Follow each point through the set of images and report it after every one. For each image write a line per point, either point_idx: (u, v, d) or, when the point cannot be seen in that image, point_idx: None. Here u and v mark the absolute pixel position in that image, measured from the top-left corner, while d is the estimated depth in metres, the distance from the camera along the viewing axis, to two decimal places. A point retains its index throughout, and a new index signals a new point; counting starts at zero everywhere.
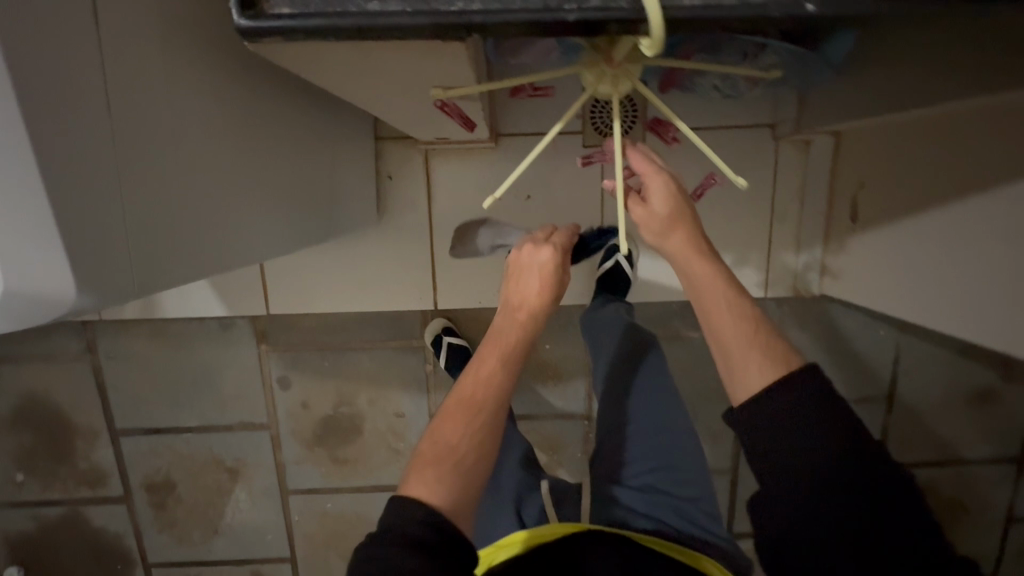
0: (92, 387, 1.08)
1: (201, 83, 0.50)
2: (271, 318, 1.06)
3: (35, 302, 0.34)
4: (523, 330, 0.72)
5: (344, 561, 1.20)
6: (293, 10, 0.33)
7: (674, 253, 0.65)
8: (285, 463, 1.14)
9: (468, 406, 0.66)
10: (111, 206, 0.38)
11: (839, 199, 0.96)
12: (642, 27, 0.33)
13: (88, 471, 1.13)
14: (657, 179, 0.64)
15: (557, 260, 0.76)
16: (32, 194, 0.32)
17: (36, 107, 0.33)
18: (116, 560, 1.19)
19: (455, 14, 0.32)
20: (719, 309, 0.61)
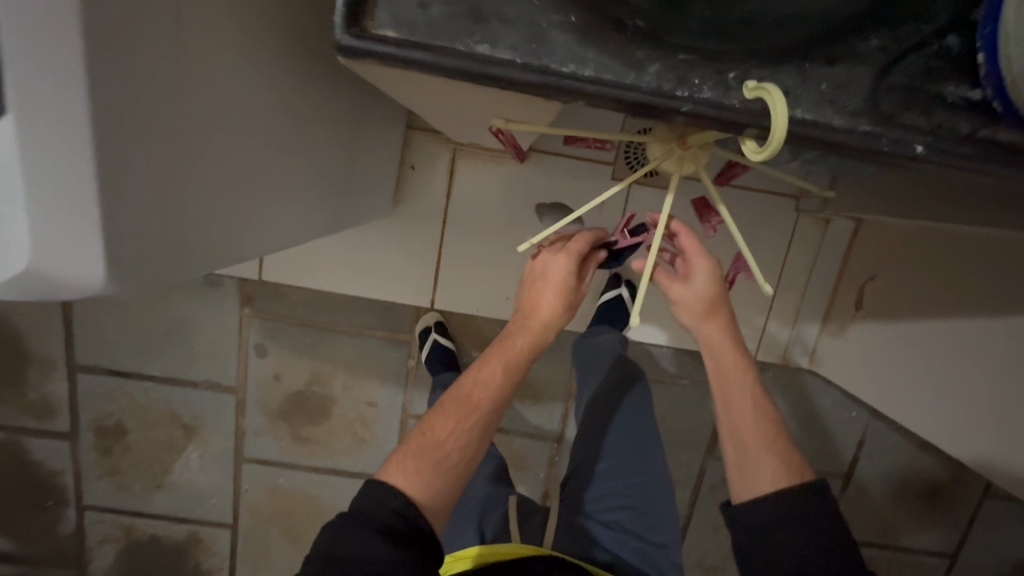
0: (58, 317, 1.03)
1: (257, 59, 0.47)
2: (262, 285, 1.03)
3: (60, 283, 0.32)
4: (531, 337, 0.73)
5: (285, 537, 1.18)
6: (398, 36, 0.32)
7: (706, 337, 0.69)
8: (245, 431, 1.11)
9: (461, 403, 0.68)
10: (151, 184, 0.37)
11: (847, 284, 0.98)
12: (751, 130, 0.34)
13: (37, 401, 1.08)
14: (702, 261, 0.66)
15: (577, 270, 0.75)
16: (80, 170, 0.31)
17: (109, 74, 0.31)
18: (48, 497, 1.14)
19: (567, 77, 0.32)
20: (745, 406, 0.66)
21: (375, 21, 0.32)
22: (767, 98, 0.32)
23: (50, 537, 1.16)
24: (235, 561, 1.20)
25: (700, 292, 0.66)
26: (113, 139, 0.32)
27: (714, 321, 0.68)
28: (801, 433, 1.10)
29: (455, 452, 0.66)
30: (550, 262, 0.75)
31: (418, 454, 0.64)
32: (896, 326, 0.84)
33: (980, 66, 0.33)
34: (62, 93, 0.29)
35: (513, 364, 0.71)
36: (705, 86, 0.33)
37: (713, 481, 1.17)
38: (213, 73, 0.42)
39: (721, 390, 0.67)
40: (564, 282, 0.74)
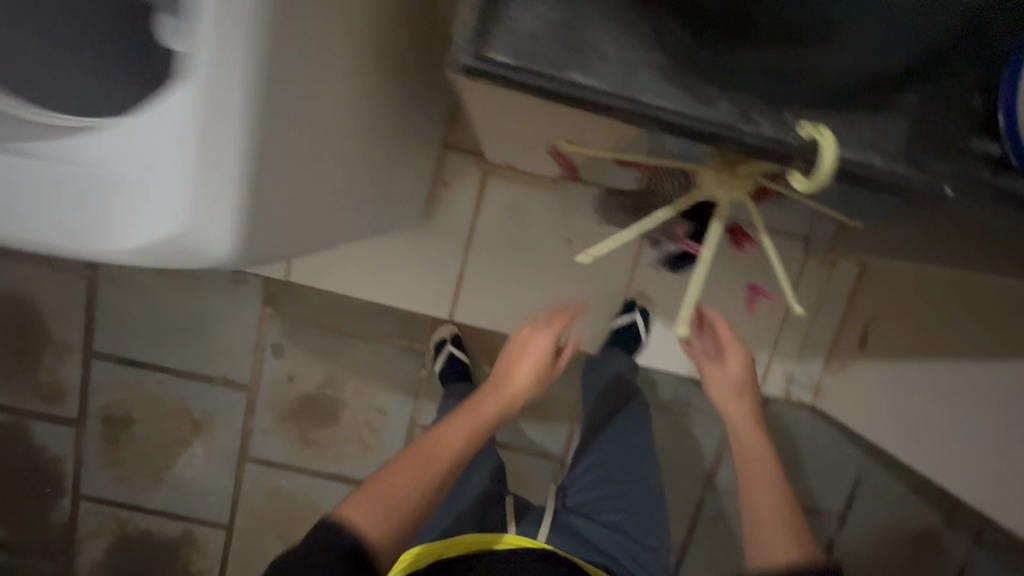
0: (82, 303, 1.05)
1: (346, 71, 0.53)
2: (286, 285, 1.05)
3: (188, 249, 0.41)
4: (503, 403, 0.84)
5: (280, 541, 1.17)
6: (512, 62, 0.35)
7: (732, 415, 0.90)
8: (252, 430, 1.12)
9: (432, 450, 0.77)
10: (274, 176, 0.45)
11: (850, 325, 1.02)
12: (799, 163, 0.38)
13: (48, 385, 1.09)
14: (738, 353, 0.89)
15: (552, 351, 0.88)
16: (230, 164, 0.40)
17: (266, 90, 0.40)
18: (46, 483, 1.14)
19: (649, 107, 0.36)
20: (762, 481, 0.84)
21: (492, 46, 0.35)
22: (820, 140, 0.37)
23: (41, 525, 1.15)
24: (226, 564, 1.18)
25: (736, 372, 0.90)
26: (258, 141, 0.41)
27: (741, 403, 0.90)
28: (799, 469, 1.12)
29: (417, 493, 0.73)
30: (531, 340, 0.89)
31: (387, 485, 0.72)
32: (895, 367, 0.88)
33: (1000, 124, 0.38)
34: (228, 104, 0.38)
35: (478, 427, 0.81)
36: (766, 122, 0.38)
37: (710, 513, 1.18)
38: (320, 86, 0.49)
39: (746, 464, 0.86)
40: (539, 359, 0.87)
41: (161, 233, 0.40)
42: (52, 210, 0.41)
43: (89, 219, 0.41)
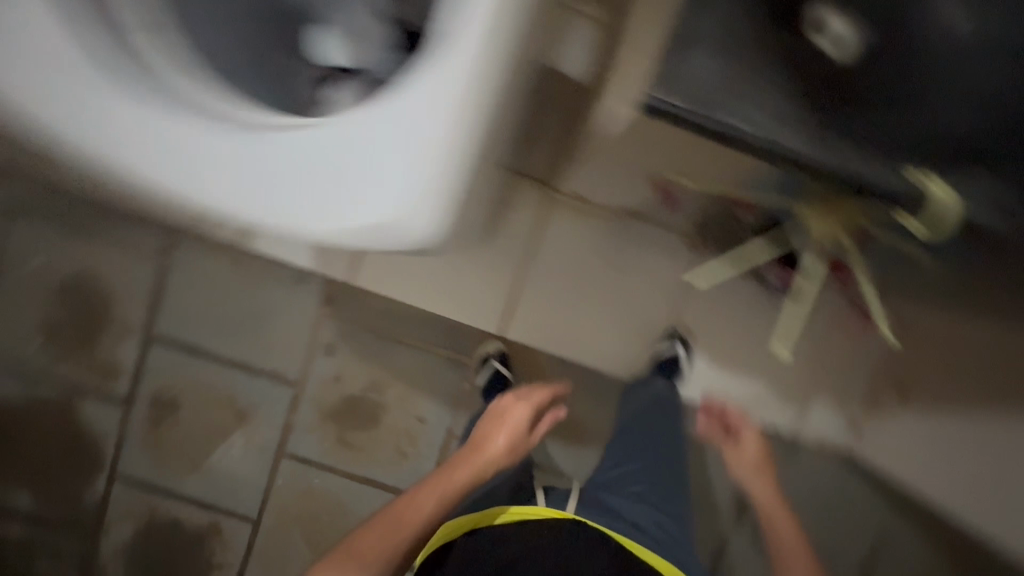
0: (152, 286, 1.10)
1: (521, 87, 0.56)
2: (348, 288, 1.11)
3: (402, 232, 0.43)
4: (473, 472, 0.88)
5: (305, 541, 1.18)
6: (679, 102, 0.44)
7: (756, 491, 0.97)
8: (294, 426, 1.14)
9: (398, 520, 0.82)
10: (476, 174, 0.47)
11: (889, 376, 1.06)
12: (910, 207, 0.46)
13: (105, 363, 1.12)
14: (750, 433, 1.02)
15: (526, 420, 0.94)
16: (461, 158, 0.42)
17: (500, 91, 0.42)
18: (85, 460, 1.16)
19: (786, 148, 0.45)
20: (790, 548, 0.91)
21: (660, 90, 0.44)
22: (930, 188, 0.45)
23: (75, 501, 1.17)
24: (248, 560, 1.19)
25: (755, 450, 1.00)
26: (484, 136, 0.43)
27: (762, 479, 0.98)
28: (829, 518, 1.13)
29: (385, 555, 0.79)
30: (507, 409, 0.94)
31: (362, 549, 0.79)
32: (935, 416, 0.93)
33: None
34: (472, 103, 0.41)
35: (450, 494, 0.85)
36: (886, 173, 0.46)
37: (735, 555, 1.18)
38: (513, 96, 0.52)
39: (770, 531, 0.94)
40: (513, 428, 0.93)
41: (372, 225, 0.43)
42: (276, 192, 0.45)
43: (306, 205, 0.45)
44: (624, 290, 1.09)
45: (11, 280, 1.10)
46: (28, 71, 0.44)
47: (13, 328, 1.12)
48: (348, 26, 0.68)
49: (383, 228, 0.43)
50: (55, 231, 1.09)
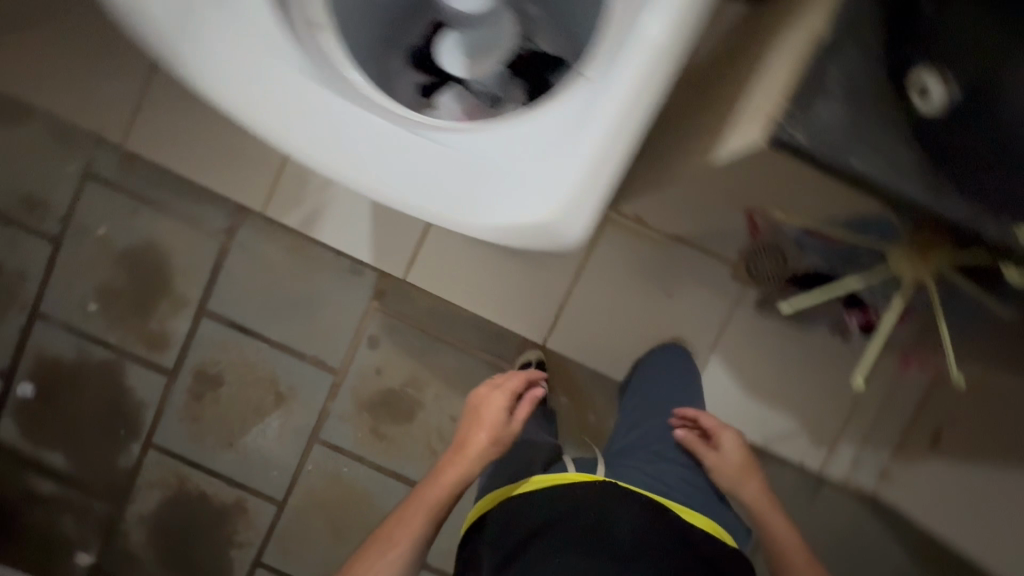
0: (210, 263, 1.14)
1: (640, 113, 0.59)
2: (399, 284, 1.14)
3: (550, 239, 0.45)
4: (460, 473, 0.85)
5: (327, 528, 1.19)
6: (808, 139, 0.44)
7: (745, 492, 0.91)
8: (330, 412, 1.17)
9: (392, 530, 0.80)
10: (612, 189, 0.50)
11: (920, 424, 1.08)
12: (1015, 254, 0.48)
13: (155, 333, 1.15)
14: (726, 434, 0.95)
15: (506, 412, 0.90)
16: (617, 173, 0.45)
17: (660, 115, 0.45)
18: (123, 426, 1.18)
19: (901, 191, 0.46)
20: (786, 543, 0.86)
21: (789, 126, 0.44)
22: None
23: (108, 465, 1.19)
24: (269, 541, 1.20)
25: (732, 456, 0.94)
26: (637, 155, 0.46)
27: (748, 480, 0.92)
28: (847, 559, 1.14)
29: (394, 559, 0.78)
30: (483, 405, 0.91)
31: (375, 557, 0.78)
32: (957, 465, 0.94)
33: None
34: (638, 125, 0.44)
35: (439, 502, 0.82)
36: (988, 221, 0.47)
37: None
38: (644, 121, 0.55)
39: (764, 528, 0.88)
40: (493, 421, 0.89)
41: (529, 221, 0.45)
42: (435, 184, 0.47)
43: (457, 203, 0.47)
44: (668, 312, 1.12)
45: (74, 245, 1.14)
46: (220, 50, 0.47)
47: (69, 292, 1.15)
48: (476, 37, 0.74)
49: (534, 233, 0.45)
50: (122, 202, 1.12)
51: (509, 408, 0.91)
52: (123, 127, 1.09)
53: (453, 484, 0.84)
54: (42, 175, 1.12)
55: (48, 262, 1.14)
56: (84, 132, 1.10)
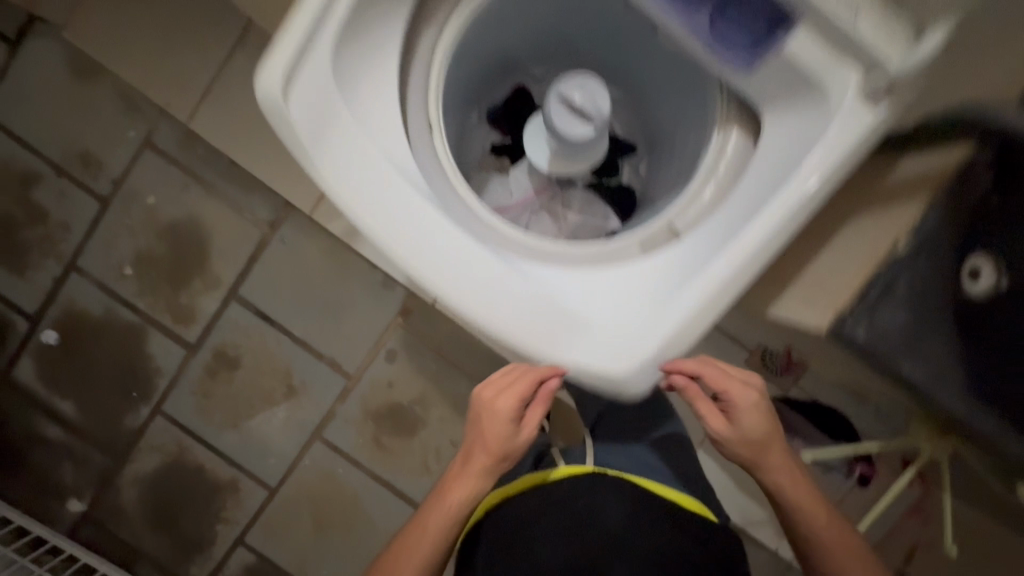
0: (248, 251, 1.16)
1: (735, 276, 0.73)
2: (426, 306, 1.17)
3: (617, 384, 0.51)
4: (465, 495, 0.72)
5: (312, 522, 1.23)
6: (869, 340, 0.55)
7: (767, 469, 0.69)
8: (336, 414, 1.20)
9: (401, 555, 0.73)
10: None
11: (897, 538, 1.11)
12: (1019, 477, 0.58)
13: (184, 307, 1.19)
14: (744, 396, 0.65)
15: (513, 422, 0.69)
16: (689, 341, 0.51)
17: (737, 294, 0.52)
18: (136, 389, 1.22)
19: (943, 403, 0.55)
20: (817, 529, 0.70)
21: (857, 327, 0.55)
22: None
23: (115, 423, 1.23)
24: (254, 523, 1.24)
25: (749, 434, 0.66)
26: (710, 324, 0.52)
27: (769, 454, 0.68)
28: None
29: None
30: (486, 416, 0.69)
31: None
32: None
33: None
34: (720, 306, 0.50)
35: (447, 527, 0.73)
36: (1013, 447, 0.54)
37: None
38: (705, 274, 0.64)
39: (793, 513, 0.71)
40: (499, 435, 0.69)
41: (610, 368, 0.50)
42: (528, 312, 0.50)
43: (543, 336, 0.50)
44: None
45: (121, 208, 1.16)
46: (348, 156, 0.48)
47: (109, 251, 1.18)
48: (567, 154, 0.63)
49: (607, 379, 0.50)
50: (175, 177, 1.15)
51: (513, 421, 0.69)
52: (189, 105, 1.10)
53: (457, 506, 0.72)
54: (102, 135, 1.14)
55: (93, 220, 1.17)
56: (151, 103, 1.12)
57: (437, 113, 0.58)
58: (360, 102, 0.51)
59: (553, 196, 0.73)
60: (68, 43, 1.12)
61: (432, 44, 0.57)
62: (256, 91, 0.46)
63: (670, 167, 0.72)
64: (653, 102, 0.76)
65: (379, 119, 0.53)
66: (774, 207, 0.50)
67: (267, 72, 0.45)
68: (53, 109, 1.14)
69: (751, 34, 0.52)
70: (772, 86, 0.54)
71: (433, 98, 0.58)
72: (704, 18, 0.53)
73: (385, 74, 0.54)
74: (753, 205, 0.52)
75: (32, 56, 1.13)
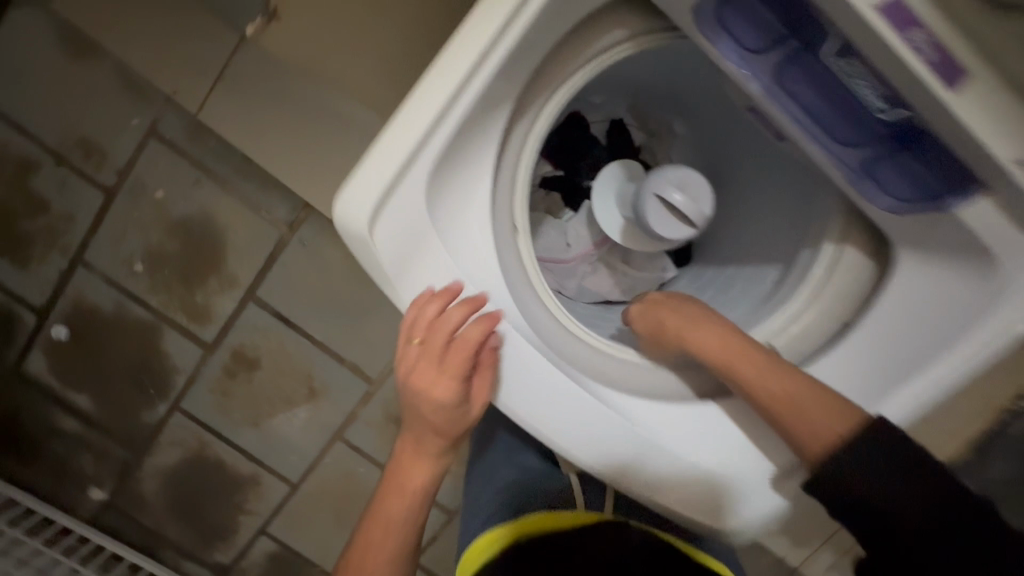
0: (266, 252, 1.10)
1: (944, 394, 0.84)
2: None
3: (715, 524, 0.58)
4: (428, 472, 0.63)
5: (333, 515, 1.26)
6: None
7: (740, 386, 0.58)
8: (357, 417, 1.20)
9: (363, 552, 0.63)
10: None
11: None
12: None
13: (199, 306, 1.14)
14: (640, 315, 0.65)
15: (453, 389, 0.52)
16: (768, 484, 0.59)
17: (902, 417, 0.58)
18: (153, 385, 1.20)
19: None
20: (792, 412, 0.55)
21: None
22: None
23: (133, 417, 1.22)
24: (276, 516, 1.26)
25: (698, 353, 0.60)
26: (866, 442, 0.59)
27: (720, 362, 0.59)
28: None
29: None
30: (416, 385, 0.53)
31: None
32: None
33: None
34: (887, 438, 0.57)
35: (410, 511, 0.64)
36: None
37: None
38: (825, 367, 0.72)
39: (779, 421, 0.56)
40: (444, 409, 0.54)
41: (710, 510, 0.58)
42: (609, 446, 0.55)
43: (652, 480, 0.56)
44: None
45: (129, 202, 1.09)
46: (425, 278, 0.49)
47: (117, 247, 1.11)
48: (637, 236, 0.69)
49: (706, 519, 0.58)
50: (185, 170, 1.07)
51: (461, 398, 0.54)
52: (199, 95, 1.01)
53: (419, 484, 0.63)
54: (105, 121, 1.05)
55: (99, 213, 1.10)
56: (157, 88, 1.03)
57: (523, 216, 0.56)
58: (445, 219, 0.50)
59: (614, 250, 0.73)
60: (60, 15, 1.00)
61: (518, 142, 0.54)
62: (335, 216, 0.46)
63: (741, 244, 0.72)
64: (727, 154, 0.72)
65: (460, 233, 0.52)
66: (949, 367, 0.53)
67: (345, 202, 0.45)
68: (47, 90, 1.04)
69: (913, 184, 0.51)
70: (916, 231, 0.54)
71: (519, 200, 0.56)
72: (859, 157, 0.53)
73: (472, 179, 0.52)
74: (927, 350, 0.54)
75: (19, 28, 1.02)
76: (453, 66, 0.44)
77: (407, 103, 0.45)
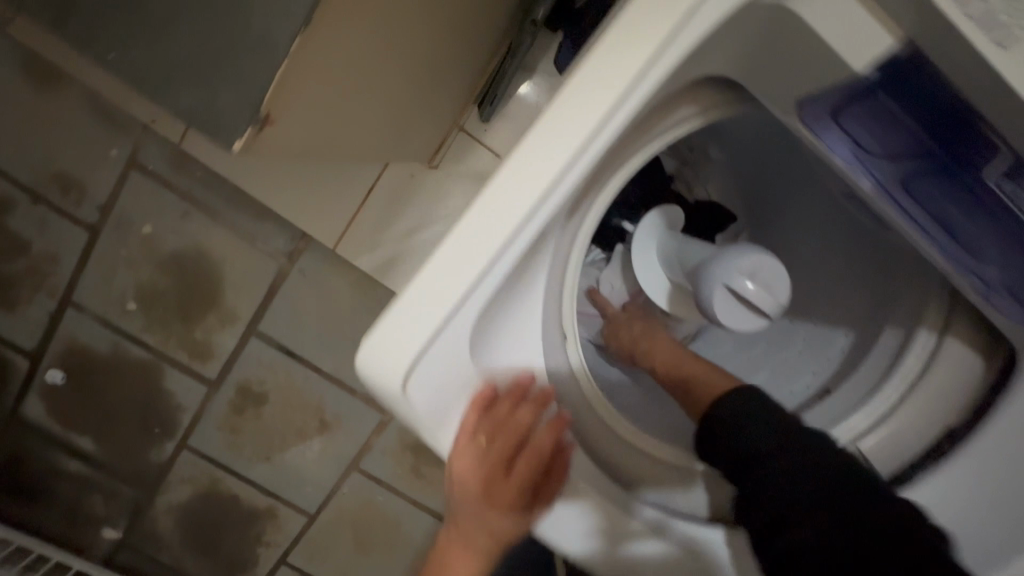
0: (266, 284, 1.04)
1: None
2: None
3: None
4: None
5: (353, 544, 1.22)
6: None
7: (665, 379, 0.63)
8: (372, 447, 1.16)
9: None
10: None
11: None
12: None
13: (199, 342, 1.08)
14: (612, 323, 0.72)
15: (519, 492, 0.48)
16: None
17: None
18: (158, 424, 1.15)
19: None
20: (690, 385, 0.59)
21: None
22: None
23: (140, 456, 1.17)
24: (295, 546, 1.23)
25: (638, 343, 0.67)
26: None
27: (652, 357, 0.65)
28: None
29: None
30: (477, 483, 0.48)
31: None
32: None
33: None
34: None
35: None
36: None
37: None
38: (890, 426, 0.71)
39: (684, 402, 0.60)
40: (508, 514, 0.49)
41: None
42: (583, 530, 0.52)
43: None
44: None
45: (115, 238, 1.02)
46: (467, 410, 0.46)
47: (107, 285, 1.05)
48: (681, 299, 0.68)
49: None
50: (172, 203, 1.00)
51: (505, 459, 0.48)
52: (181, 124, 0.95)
53: None
54: (81, 155, 0.97)
55: (84, 252, 1.03)
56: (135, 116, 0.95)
57: (571, 321, 0.55)
58: (490, 336, 0.48)
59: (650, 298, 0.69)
60: (20, 41, 0.91)
61: (568, 239, 0.53)
62: (359, 365, 0.42)
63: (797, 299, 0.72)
64: (782, 207, 0.72)
65: (506, 347, 0.50)
66: None
67: (370, 354, 0.41)
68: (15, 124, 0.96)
69: None
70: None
71: (567, 305, 0.55)
72: (992, 271, 0.51)
73: (522, 284, 0.50)
74: None
75: None
76: (524, 176, 0.40)
77: (454, 231, 0.40)
